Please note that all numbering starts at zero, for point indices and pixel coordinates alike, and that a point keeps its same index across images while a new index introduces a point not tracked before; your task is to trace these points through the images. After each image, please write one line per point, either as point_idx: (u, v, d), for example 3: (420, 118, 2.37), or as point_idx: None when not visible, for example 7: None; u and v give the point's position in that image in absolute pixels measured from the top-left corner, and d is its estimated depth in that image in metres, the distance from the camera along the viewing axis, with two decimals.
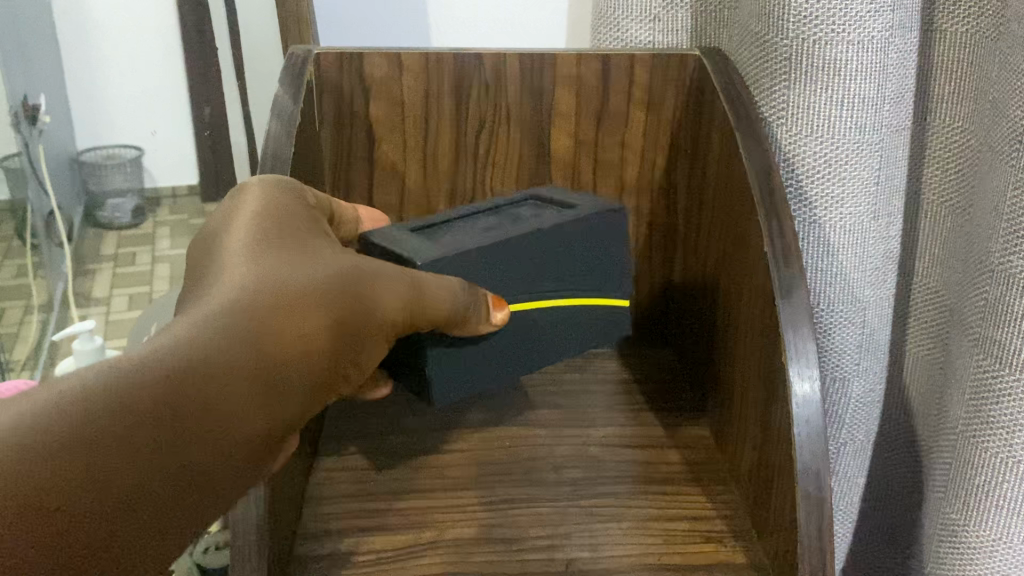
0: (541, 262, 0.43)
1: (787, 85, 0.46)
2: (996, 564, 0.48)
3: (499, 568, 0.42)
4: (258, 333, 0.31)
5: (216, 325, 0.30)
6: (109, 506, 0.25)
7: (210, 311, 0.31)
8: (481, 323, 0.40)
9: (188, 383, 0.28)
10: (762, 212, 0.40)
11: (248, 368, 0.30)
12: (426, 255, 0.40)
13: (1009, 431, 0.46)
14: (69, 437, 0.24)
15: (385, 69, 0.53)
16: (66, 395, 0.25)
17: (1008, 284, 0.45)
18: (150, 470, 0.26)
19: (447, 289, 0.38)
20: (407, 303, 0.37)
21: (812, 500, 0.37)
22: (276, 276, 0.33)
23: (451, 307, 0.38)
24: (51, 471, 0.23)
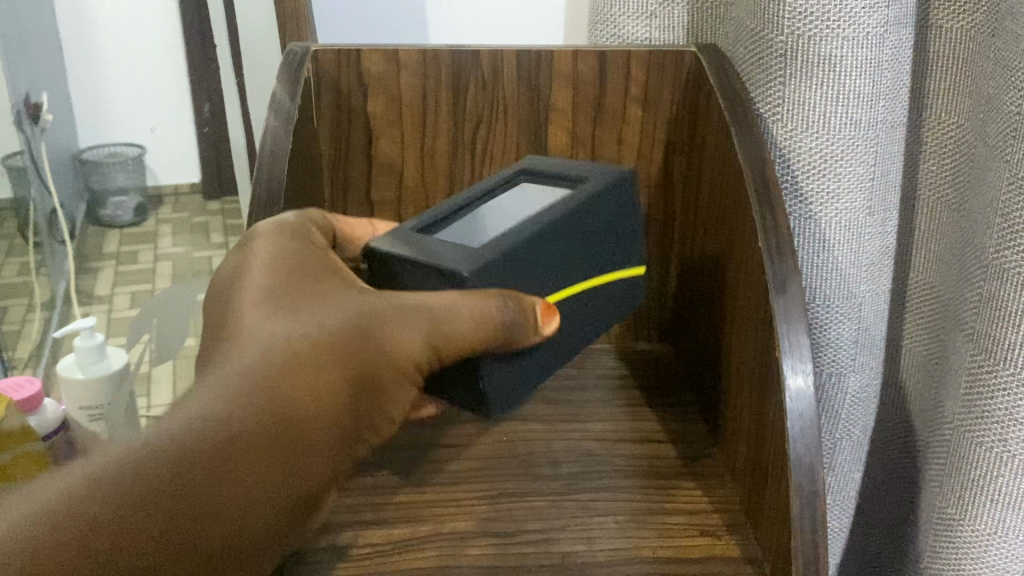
0: (568, 251, 0.42)
1: (783, 81, 0.46)
2: (991, 558, 0.49)
3: (495, 561, 0.43)
4: (263, 408, 0.34)
5: (222, 401, 0.33)
6: (150, 545, 0.31)
7: (221, 388, 0.34)
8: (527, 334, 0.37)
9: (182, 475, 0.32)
10: (757, 207, 0.41)
11: (253, 442, 0.33)
12: (467, 261, 0.37)
13: (1004, 425, 0.46)
14: (113, 490, 0.30)
15: (383, 66, 0.53)
16: (112, 461, 0.31)
17: (1003, 279, 0.45)
18: (171, 528, 0.31)
19: (475, 322, 0.36)
20: (429, 339, 0.36)
21: (805, 493, 0.38)
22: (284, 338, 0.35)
23: (481, 336, 0.36)
24: (95, 516, 0.30)
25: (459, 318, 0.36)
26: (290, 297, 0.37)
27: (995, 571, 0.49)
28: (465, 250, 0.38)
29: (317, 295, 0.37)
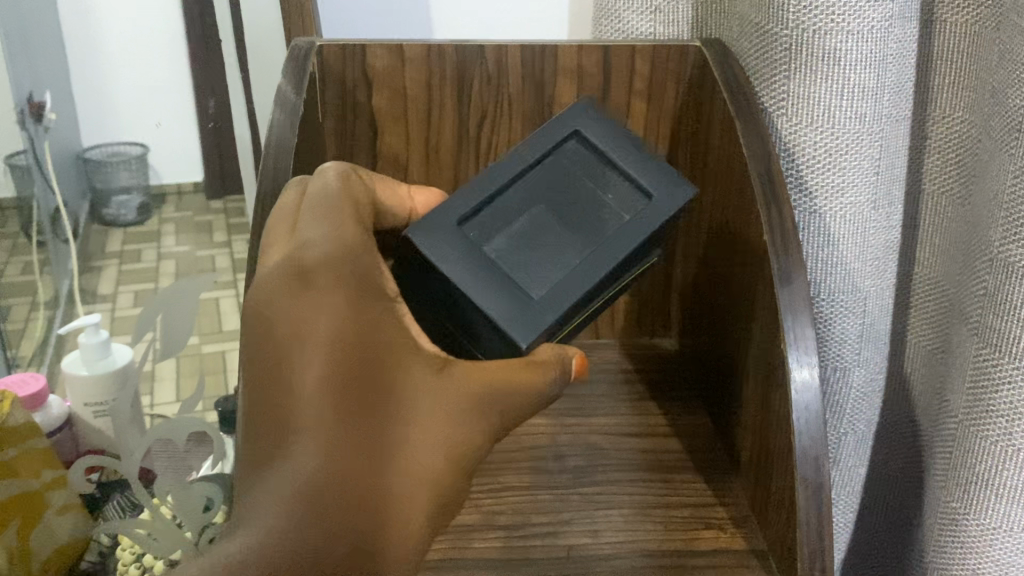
0: (613, 281, 0.43)
1: (788, 75, 0.46)
2: (997, 553, 0.49)
3: (500, 554, 0.43)
4: (345, 483, 0.35)
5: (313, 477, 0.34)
6: None
7: (309, 465, 0.35)
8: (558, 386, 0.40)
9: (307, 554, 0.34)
10: (762, 201, 0.41)
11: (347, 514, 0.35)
12: (523, 332, 0.40)
13: (1009, 419, 0.46)
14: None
15: (387, 61, 0.53)
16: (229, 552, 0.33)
17: (1008, 272, 0.45)
18: None
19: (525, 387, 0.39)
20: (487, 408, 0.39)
21: (811, 486, 0.38)
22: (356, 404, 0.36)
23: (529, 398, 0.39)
24: None
25: (518, 387, 0.39)
26: (359, 343, 0.37)
27: (1000, 566, 0.49)
28: (516, 304, 0.41)
29: (383, 351, 0.38)
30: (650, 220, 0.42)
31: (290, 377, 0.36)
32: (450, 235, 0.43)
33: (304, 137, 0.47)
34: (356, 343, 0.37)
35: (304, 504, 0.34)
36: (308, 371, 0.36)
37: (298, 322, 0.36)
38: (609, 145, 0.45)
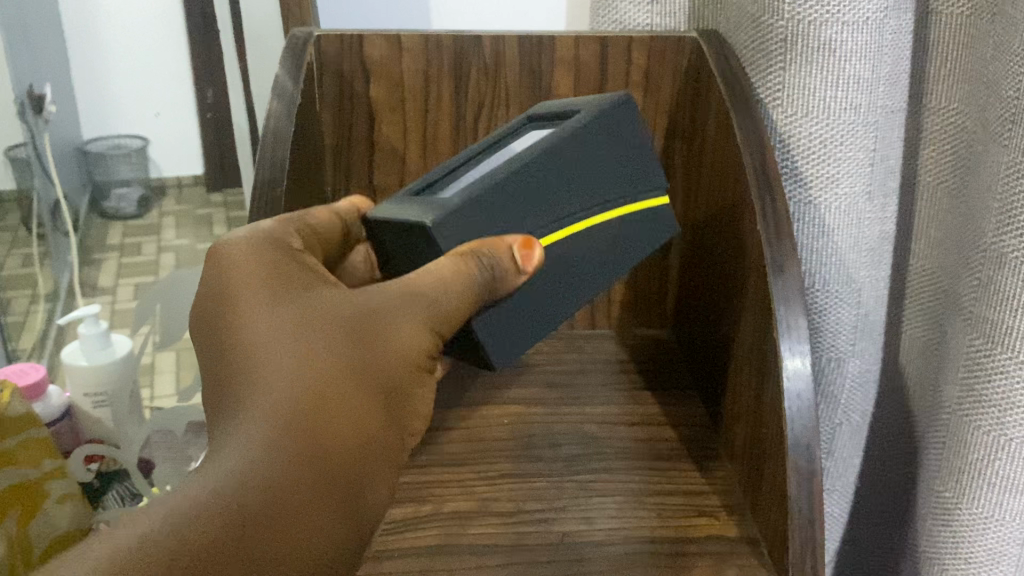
0: (549, 188, 0.43)
1: (783, 66, 0.46)
2: (990, 541, 0.49)
3: (495, 540, 0.43)
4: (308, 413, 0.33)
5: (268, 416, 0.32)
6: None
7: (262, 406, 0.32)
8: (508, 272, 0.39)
9: (291, 501, 0.32)
10: (756, 190, 0.41)
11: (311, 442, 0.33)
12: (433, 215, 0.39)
13: (1001, 409, 0.46)
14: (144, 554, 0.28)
15: (385, 51, 0.53)
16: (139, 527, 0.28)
17: (1001, 262, 0.45)
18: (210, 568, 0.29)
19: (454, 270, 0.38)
20: (429, 317, 0.37)
21: (802, 472, 0.38)
22: (300, 339, 0.35)
23: (466, 283, 0.38)
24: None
25: (443, 282, 0.38)
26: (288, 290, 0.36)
27: (992, 553, 0.49)
28: (429, 206, 0.41)
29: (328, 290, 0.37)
30: (575, 128, 0.43)
31: (246, 341, 0.35)
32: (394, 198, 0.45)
33: (302, 128, 0.48)
34: (288, 292, 0.36)
35: (281, 456, 0.32)
36: (253, 325, 0.35)
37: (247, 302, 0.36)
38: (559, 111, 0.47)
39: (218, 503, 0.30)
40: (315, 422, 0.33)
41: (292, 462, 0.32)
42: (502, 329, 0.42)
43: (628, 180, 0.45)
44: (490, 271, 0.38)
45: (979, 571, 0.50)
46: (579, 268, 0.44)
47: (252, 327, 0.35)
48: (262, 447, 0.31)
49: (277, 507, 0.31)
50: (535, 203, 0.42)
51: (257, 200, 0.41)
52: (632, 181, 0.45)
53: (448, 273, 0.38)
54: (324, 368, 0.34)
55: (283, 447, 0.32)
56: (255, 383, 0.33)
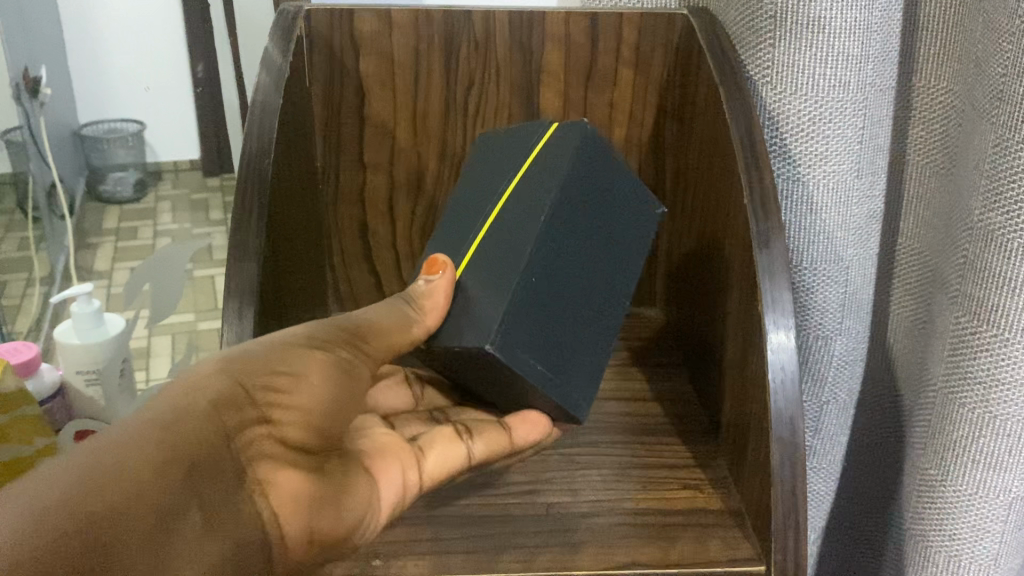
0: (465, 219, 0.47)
1: (772, 43, 0.46)
2: (972, 518, 0.49)
3: (481, 510, 0.44)
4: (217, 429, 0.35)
5: (181, 418, 0.34)
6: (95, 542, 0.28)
7: (178, 405, 0.34)
8: (421, 291, 0.43)
9: (160, 484, 0.31)
10: (743, 164, 0.41)
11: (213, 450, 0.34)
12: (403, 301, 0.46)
13: (986, 385, 0.46)
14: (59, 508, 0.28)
15: (376, 26, 0.53)
16: (54, 483, 0.29)
17: (988, 240, 0.45)
18: (121, 530, 0.29)
19: (377, 308, 0.42)
20: (356, 338, 0.40)
21: (785, 445, 0.38)
22: (234, 357, 0.36)
23: (385, 308, 0.42)
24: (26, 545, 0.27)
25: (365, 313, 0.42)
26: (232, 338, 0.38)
27: (975, 530, 0.49)
28: None
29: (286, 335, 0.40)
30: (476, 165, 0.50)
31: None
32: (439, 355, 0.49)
33: (292, 102, 0.48)
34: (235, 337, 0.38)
35: (150, 444, 0.32)
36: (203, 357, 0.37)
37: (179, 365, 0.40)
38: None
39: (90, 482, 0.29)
40: (194, 417, 0.34)
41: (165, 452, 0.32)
42: (469, 317, 0.41)
43: (519, 149, 0.48)
44: (409, 295, 0.43)
45: (963, 547, 0.50)
46: (527, 218, 0.43)
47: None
48: (124, 438, 0.32)
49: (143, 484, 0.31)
50: (454, 233, 0.46)
51: (246, 165, 0.40)
52: (515, 154, 0.48)
53: (377, 308, 0.42)
54: (211, 370, 0.36)
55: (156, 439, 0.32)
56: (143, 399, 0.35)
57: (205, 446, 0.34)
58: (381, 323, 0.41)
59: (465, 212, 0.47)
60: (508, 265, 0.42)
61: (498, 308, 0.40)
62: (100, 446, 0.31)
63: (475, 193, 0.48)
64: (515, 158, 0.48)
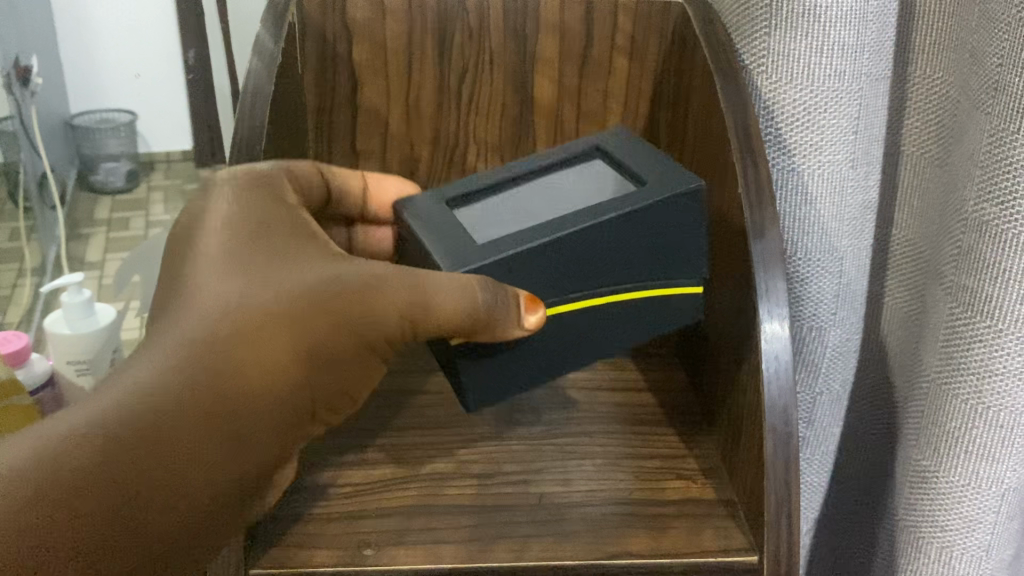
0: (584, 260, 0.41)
1: (768, 32, 0.45)
2: (965, 509, 0.49)
3: (472, 500, 0.43)
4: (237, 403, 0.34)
5: (200, 387, 0.33)
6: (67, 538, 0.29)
7: (197, 366, 0.33)
8: (512, 324, 0.38)
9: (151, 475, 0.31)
10: (737, 153, 0.41)
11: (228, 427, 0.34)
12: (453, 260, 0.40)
13: (980, 376, 0.46)
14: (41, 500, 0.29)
15: (369, 12, 0.53)
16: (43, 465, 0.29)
17: (982, 230, 0.45)
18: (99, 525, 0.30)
19: (453, 292, 0.37)
20: (405, 318, 0.37)
21: (778, 434, 0.38)
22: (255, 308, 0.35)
23: (456, 301, 0.36)
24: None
25: (418, 289, 0.37)
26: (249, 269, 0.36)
27: (967, 522, 0.49)
28: (457, 245, 0.41)
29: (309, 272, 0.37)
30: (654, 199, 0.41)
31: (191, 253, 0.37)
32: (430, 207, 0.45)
33: (283, 86, 0.47)
34: (265, 279, 0.36)
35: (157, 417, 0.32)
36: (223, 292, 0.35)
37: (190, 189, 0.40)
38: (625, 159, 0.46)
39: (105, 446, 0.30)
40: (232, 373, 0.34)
41: (192, 414, 0.32)
42: (497, 368, 0.42)
43: (671, 264, 0.43)
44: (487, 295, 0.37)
45: (954, 539, 0.50)
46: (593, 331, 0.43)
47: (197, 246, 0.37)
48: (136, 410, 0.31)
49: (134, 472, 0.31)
50: (569, 271, 0.41)
51: (235, 152, 0.40)
52: (659, 265, 0.43)
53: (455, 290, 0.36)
54: (227, 322, 0.35)
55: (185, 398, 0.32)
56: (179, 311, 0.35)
57: (232, 413, 0.34)
58: (442, 310, 0.37)
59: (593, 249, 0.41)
60: (540, 371, 0.43)
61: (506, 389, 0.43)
62: (131, 397, 0.31)
63: (608, 254, 0.41)
64: (655, 263, 0.43)
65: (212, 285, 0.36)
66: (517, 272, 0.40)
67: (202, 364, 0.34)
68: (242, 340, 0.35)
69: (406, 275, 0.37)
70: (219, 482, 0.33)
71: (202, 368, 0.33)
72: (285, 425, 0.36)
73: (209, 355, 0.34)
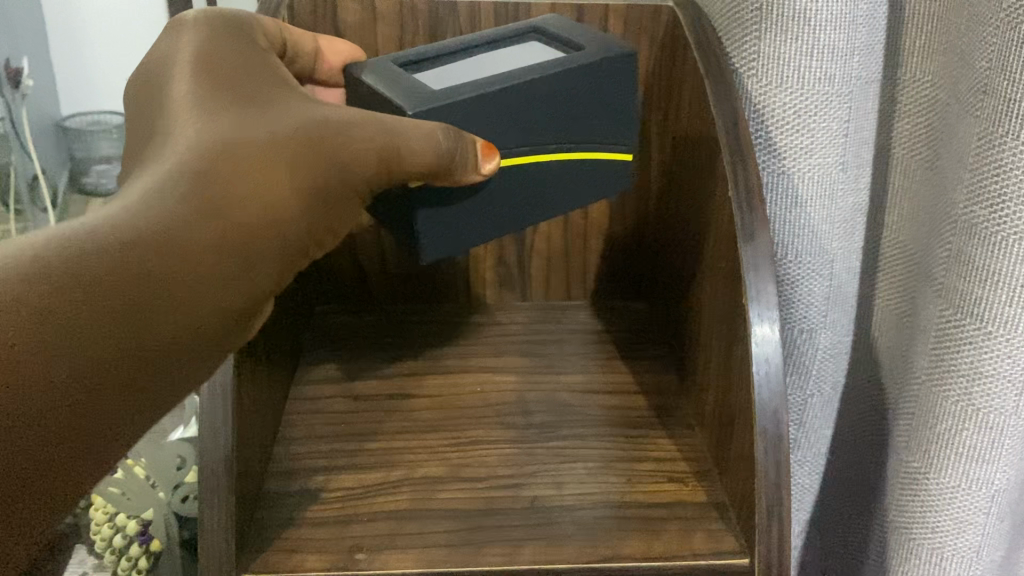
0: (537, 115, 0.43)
1: (758, 35, 0.46)
2: (955, 511, 0.49)
3: (464, 504, 0.43)
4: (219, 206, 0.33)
5: (183, 190, 0.32)
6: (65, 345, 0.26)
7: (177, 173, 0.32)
8: (470, 172, 0.40)
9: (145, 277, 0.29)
10: (727, 155, 0.41)
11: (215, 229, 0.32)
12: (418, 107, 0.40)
13: (970, 377, 0.47)
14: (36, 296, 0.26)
15: (360, 16, 0.53)
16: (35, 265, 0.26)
17: (971, 233, 0.45)
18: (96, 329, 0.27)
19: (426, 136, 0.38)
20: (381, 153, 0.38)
21: (769, 436, 0.38)
22: (225, 134, 0.35)
23: (430, 149, 0.38)
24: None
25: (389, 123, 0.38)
26: (215, 108, 0.36)
27: (958, 523, 0.49)
28: (421, 94, 0.41)
29: (270, 110, 0.38)
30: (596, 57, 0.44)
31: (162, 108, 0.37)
32: (372, 64, 0.44)
33: None
34: (227, 111, 0.36)
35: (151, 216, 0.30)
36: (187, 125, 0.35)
37: (159, 50, 0.40)
38: (561, 33, 0.46)
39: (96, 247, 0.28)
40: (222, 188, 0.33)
41: (191, 221, 0.31)
42: (456, 218, 0.44)
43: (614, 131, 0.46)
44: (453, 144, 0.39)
45: (945, 540, 0.50)
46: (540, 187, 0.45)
47: (168, 94, 0.37)
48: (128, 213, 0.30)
49: (130, 268, 0.28)
50: (524, 123, 0.43)
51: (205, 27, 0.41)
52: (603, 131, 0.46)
53: (426, 133, 0.38)
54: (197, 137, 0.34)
55: (182, 207, 0.31)
56: (154, 146, 0.35)
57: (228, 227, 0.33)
58: (414, 152, 0.38)
59: (546, 99, 0.43)
60: (491, 224, 0.45)
61: (459, 238, 0.44)
62: (129, 211, 0.30)
63: (552, 112, 0.43)
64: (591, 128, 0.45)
65: (190, 118, 0.36)
66: (475, 117, 0.41)
67: (180, 167, 0.33)
68: (233, 165, 0.34)
69: (375, 120, 0.38)
70: (224, 298, 0.32)
71: (197, 180, 0.32)
72: (284, 255, 0.35)
73: (206, 173, 0.33)
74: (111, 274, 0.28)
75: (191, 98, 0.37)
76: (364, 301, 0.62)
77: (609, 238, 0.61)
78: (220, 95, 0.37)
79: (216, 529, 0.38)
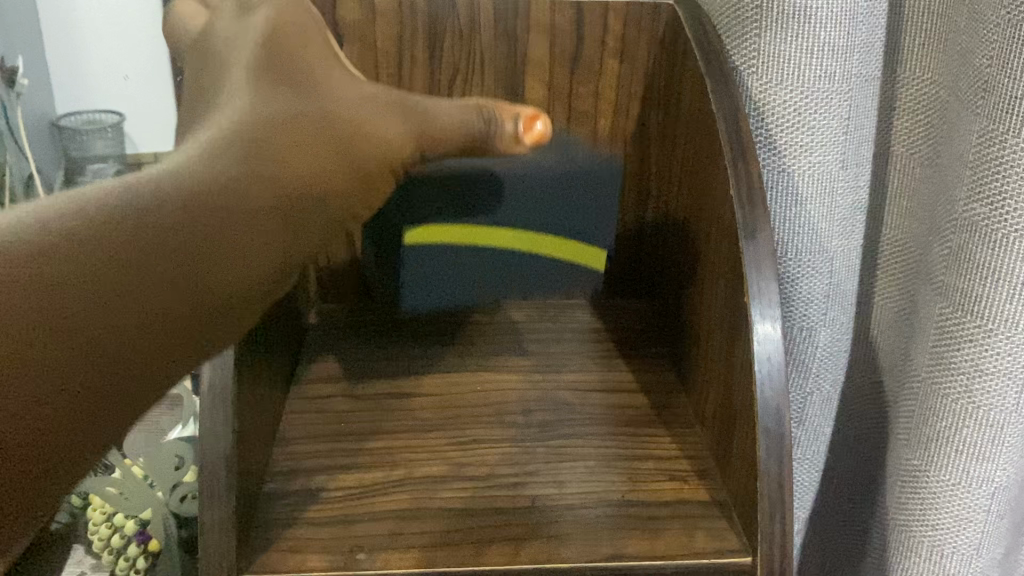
0: None
1: (758, 32, 0.45)
2: (955, 508, 0.49)
3: (464, 503, 0.43)
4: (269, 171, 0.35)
5: (225, 151, 0.34)
6: (110, 293, 0.28)
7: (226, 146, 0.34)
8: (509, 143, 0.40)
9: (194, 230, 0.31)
10: (728, 154, 0.41)
11: (263, 193, 0.34)
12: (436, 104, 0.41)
13: (970, 374, 0.47)
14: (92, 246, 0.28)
15: (358, 14, 0.53)
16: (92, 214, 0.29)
17: (971, 231, 0.45)
18: (150, 280, 0.29)
19: (459, 111, 0.41)
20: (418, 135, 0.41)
21: (771, 434, 0.38)
22: (275, 108, 0.37)
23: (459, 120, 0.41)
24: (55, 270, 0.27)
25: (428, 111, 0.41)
26: (268, 79, 0.39)
27: (957, 520, 0.49)
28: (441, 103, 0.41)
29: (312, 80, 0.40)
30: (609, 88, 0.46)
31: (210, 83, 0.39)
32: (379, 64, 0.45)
33: None
34: (277, 82, 0.39)
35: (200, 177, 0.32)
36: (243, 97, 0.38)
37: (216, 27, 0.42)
38: None
39: (157, 200, 0.31)
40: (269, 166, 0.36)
41: (247, 181, 0.34)
42: None
43: None
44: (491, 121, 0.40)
45: (945, 538, 0.50)
46: None
47: (226, 64, 0.40)
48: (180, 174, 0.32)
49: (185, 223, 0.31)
50: None
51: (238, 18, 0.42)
52: None
53: (460, 110, 0.41)
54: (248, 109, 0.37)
55: (241, 170, 0.34)
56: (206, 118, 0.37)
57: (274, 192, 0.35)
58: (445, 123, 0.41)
59: None
60: None
61: None
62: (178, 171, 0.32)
63: None
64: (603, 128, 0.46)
65: (241, 87, 0.38)
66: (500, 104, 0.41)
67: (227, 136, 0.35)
68: (284, 133, 0.37)
69: (408, 101, 0.42)
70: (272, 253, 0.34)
71: (251, 150, 0.35)
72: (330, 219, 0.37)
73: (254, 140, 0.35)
74: (164, 224, 0.30)
75: (246, 71, 0.39)
76: (362, 300, 0.62)
77: (609, 236, 0.61)
78: (269, 68, 0.39)
79: (217, 527, 0.37)
